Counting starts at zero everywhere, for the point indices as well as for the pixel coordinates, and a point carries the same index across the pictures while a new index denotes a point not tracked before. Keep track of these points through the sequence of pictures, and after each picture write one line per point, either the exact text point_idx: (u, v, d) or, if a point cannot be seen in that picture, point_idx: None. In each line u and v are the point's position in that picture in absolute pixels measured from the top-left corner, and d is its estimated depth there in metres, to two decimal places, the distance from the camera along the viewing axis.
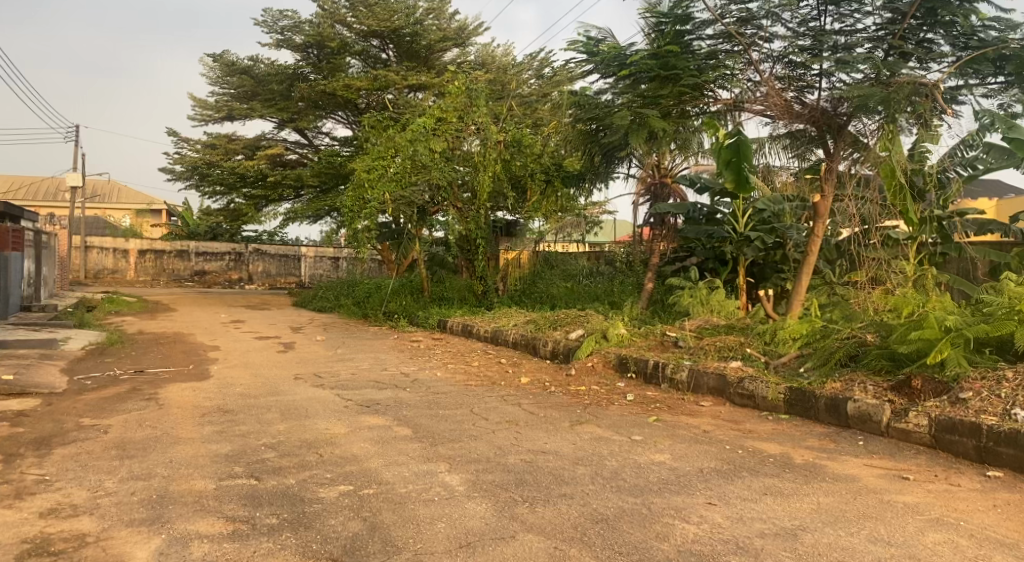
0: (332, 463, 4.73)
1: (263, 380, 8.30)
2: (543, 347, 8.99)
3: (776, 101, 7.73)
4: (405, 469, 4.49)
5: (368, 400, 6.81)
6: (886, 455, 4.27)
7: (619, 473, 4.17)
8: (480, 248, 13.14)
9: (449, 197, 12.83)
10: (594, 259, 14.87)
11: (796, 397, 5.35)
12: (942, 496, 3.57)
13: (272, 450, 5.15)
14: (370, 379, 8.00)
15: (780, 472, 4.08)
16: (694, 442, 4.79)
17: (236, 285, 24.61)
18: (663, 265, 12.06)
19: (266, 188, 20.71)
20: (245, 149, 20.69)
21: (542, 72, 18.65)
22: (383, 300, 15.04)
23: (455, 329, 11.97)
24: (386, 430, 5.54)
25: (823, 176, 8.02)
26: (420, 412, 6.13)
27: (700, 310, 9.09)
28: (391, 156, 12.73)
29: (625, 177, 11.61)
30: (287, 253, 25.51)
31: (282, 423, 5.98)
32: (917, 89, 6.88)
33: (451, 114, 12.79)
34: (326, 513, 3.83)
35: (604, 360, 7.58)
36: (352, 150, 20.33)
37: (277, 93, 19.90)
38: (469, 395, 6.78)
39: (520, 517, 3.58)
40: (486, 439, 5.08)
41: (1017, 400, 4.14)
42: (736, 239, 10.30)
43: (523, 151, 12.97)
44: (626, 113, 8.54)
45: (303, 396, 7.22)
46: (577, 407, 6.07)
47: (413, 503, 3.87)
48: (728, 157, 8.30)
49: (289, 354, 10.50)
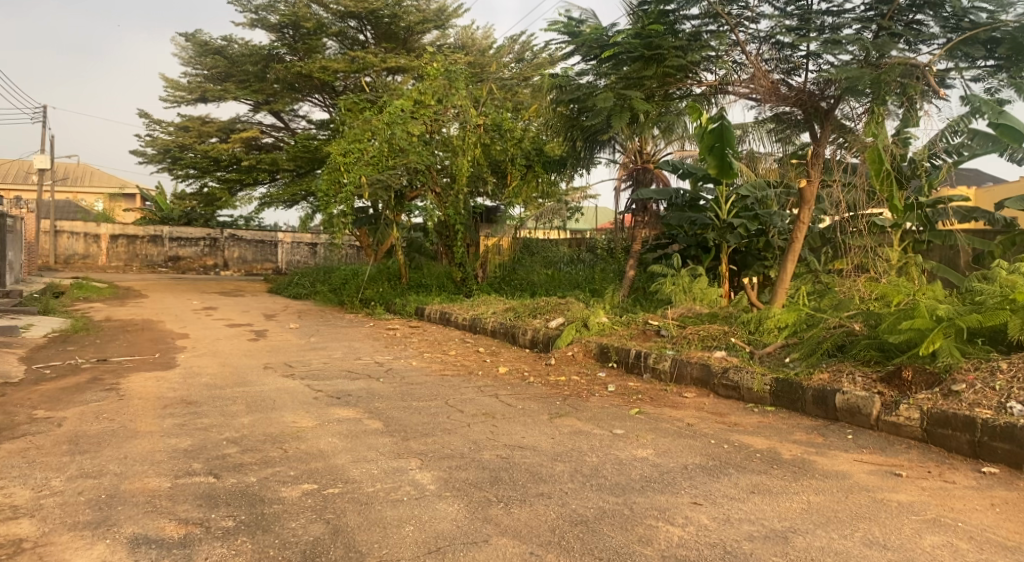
0: (296, 459, 4.47)
1: (231, 370, 7.99)
2: (522, 335, 8.77)
3: (763, 83, 7.55)
4: (374, 466, 4.24)
5: (339, 391, 6.55)
6: (876, 450, 4.09)
7: (599, 470, 3.96)
8: (459, 234, 12.94)
9: (427, 179, 12.60)
10: (575, 246, 14.85)
11: (782, 389, 5.19)
12: (938, 494, 3.38)
13: (235, 445, 4.88)
14: (343, 368, 7.73)
15: (768, 468, 3.88)
16: (677, 436, 4.59)
17: (211, 272, 24.12)
18: (645, 252, 11.91)
19: (240, 172, 20.22)
20: (220, 132, 20.26)
21: (523, 55, 18.35)
22: (360, 287, 14.71)
23: (433, 317, 11.70)
24: (356, 424, 5.28)
25: (809, 161, 7.84)
26: (393, 404, 5.88)
27: (683, 299, 8.92)
28: (367, 139, 12.38)
29: (607, 163, 11.46)
30: (263, 239, 25.06)
31: (247, 416, 5.71)
32: (908, 70, 6.79)
33: (429, 97, 12.41)
34: (286, 514, 3.58)
35: (584, 350, 7.38)
36: (329, 134, 19.90)
37: (251, 75, 19.28)
38: (444, 386, 6.54)
39: (494, 519, 3.35)
40: (461, 433, 4.85)
41: (1013, 393, 3.98)
42: (718, 227, 10.18)
43: (503, 135, 12.64)
44: (609, 95, 8.31)
45: (271, 386, 6.93)
46: (557, 398, 5.85)
47: (380, 504, 3.62)
48: (712, 142, 8.14)
49: (261, 342, 10.18)
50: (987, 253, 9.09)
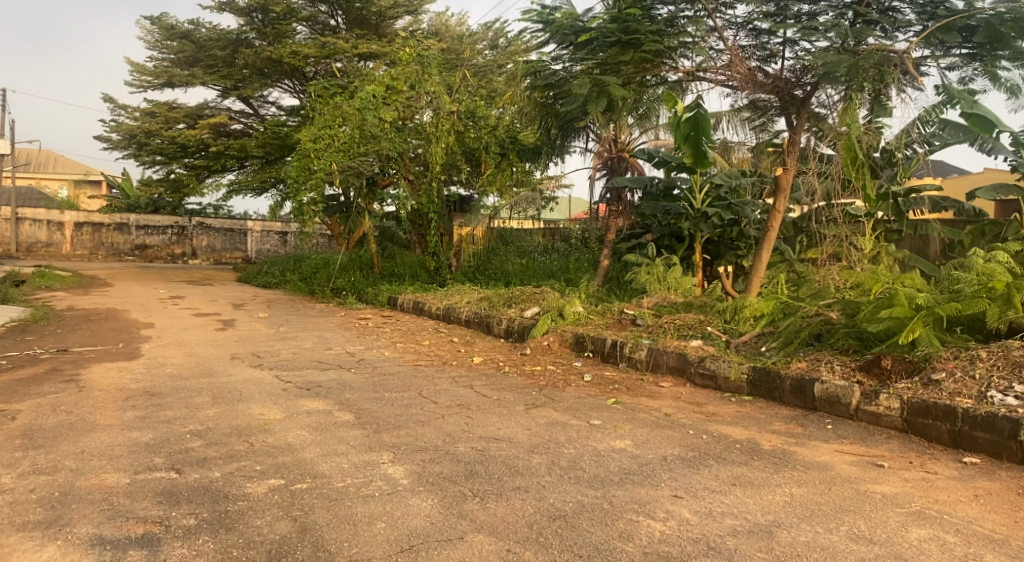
0: (263, 453, 4.30)
1: (197, 360, 7.75)
2: (497, 325, 8.65)
3: (740, 69, 7.47)
4: (344, 460, 4.09)
5: (309, 382, 6.37)
6: (856, 440, 4.04)
7: (577, 462, 3.85)
8: (433, 223, 12.74)
9: (399, 166, 12.35)
10: (549, 235, 14.86)
11: (760, 378, 5.12)
12: (921, 485, 3.33)
13: (199, 439, 4.68)
14: (313, 359, 7.54)
15: (748, 460, 3.80)
16: (655, 427, 4.50)
17: (179, 260, 23.61)
18: (619, 242, 11.83)
19: (209, 158, 19.73)
20: (187, 117, 19.78)
21: (497, 43, 18.17)
22: (331, 276, 14.44)
23: (407, 307, 11.51)
24: (326, 416, 5.12)
25: (786, 149, 7.76)
26: (364, 395, 5.72)
27: (658, 288, 8.85)
28: (338, 125, 12.12)
29: (582, 152, 11.39)
30: (232, 227, 24.57)
31: (213, 408, 5.51)
32: (886, 57, 6.75)
33: (401, 82, 12.13)
34: (251, 512, 3.41)
35: (560, 339, 7.26)
36: (299, 120, 19.51)
37: (219, 59, 18.83)
38: (418, 377, 6.38)
39: (470, 515, 3.23)
40: (435, 425, 4.71)
41: (993, 382, 3.95)
42: (693, 216, 10.11)
43: (477, 123, 12.49)
44: (585, 81, 8.14)
45: (238, 377, 6.73)
46: (533, 388, 5.74)
47: (350, 500, 3.48)
48: (687, 131, 8.39)
49: (229, 332, 9.93)
50: (957, 244, 9.21)
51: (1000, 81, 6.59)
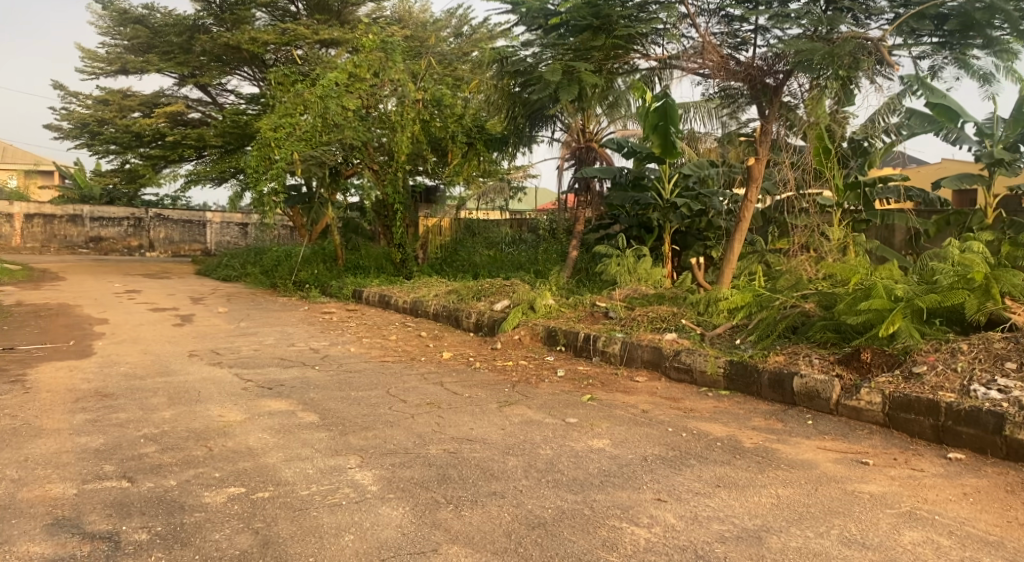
0: (222, 459, 4.05)
1: (153, 358, 7.40)
2: (465, 318, 8.46)
3: (713, 57, 7.34)
4: (309, 466, 3.87)
5: (271, 380, 6.10)
6: (838, 436, 3.95)
7: (555, 464, 3.68)
8: (398, 214, 12.44)
9: (364, 155, 12.03)
10: (516, 226, 14.73)
11: (737, 372, 5.02)
12: (908, 484, 3.24)
13: (153, 443, 4.40)
14: (275, 355, 7.25)
15: (730, 459, 3.68)
16: (634, 425, 4.35)
17: (136, 253, 22.89)
18: (588, 233, 11.74)
19: (165, 148, 19.10)
20: (143, 106, 19.14)
21: (461, 31, 17.94)
22: (293, 268, 14.05)
23: (372, 300, 11.24)
24: (289, 417, 4.88)
25: (758, 139, 7.64)
26: (329, 394, 5.48)
27: (628, 280, 8.73)
28: (299, 113, 11.75)
29: (550, 142, 11.23)
30: (191, 218, 23.86)
31: (168, 410, 5.22)
32: (861, 45, 6.69)
33: (364, 69, 11.78)
34: (209, 524, 3.17)
35: (531, 333, 7.09)
36: (260, 109, 18.97)
37: (175, 45, 18.20)
38: (385, 374, 6.16)
39: (444, 524, 3.05)
40: (404, 426, 4.51)
41: (974, 375, 3.90)
42: (662, 206, 9.97)
43: (443, 110, 12.20)
44: (556, 67, 7.92)
45: (196, 376, 6.42)
46: (506, 385, 5.57)
47: (316, 509, 3.27)
48: (656, 121, 8.30)
49: (187, 328, 9.54)
50: (922, 235, 9.22)
51: (972, 70, 6.62)
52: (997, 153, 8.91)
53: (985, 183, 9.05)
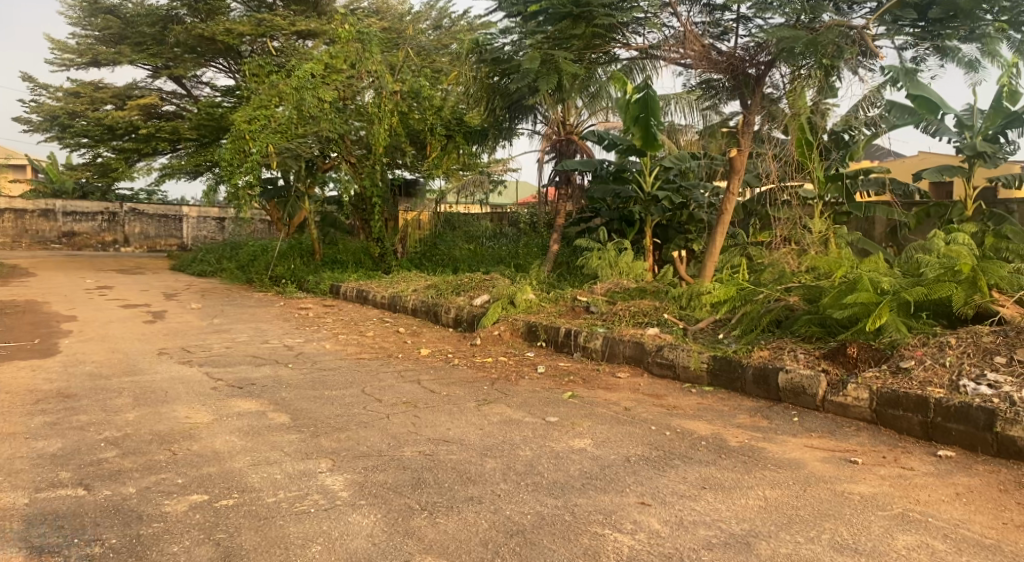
0: (186, 464, 3.86)
1: (120, 357, 7.16)
2: (445, 314, 8.29)
3: (695, 46, 7.22)
4: (277, 471, 3.69)
5: (242, 379, 5.89)
6: (826, 433, 3.85)
7: (535, 466, 3.54)
8: (376, 207, 12.22)
9: (341, 147, 11.78)
10: (497, 220, 14.59)
11: (720, 367, 4.91)
12: (899, 484, 3.13)
13: (115, 448, 4.19)
14: (247, 353, 7.03)
15: (716, 459, 3.56)
16: (615, 424, 4.22)
17: (110, 248, 22.41)
18: (568, 227, 11.64)
19: (138, 141, 18.67)
20: (115, 98, 18.67)
21: (440, 23, 17.69)
22: (269, 263, 13.79)
23: (350, 295, 11.02)
24: (259, 418, 4.69)
25: (741, 131, 7.53)
26: (301, 394, 5.30)
27: (609, 273, 8.61)
28: (274, 105, 11.46)
29: (531, 135, 11.06)
30: (167, 213, 23.38)
31: (133, 411, 5.01)
32: (844, 33, 6.59)
33: (341, 60, 11.52)
34: (168, 536, 2.99)
35: (511, 328, 6.93)
36: (235, 101, 18.59)
37: (148, 36, 17.77)
38: (360, 372, 5.98)
39: (417, 533, 2.89)
40: (379, 427, 4.34)
41: (963, 370, 3.81)
42: (643, 199, 9.87)
43: (421, 103, 11.99)
44: (535, 56, 7.75)
45: (164, 375, 6.19)
46: (485, 382, 5.41)
47: (282, 518, 3.10)
48: (637, 113, 8.27)
49: (159, 325, 9.27)
50: (903, 226, 9.28)
51: (958, 57, 6.57)
52: (979, 144, 8.85)
53: (966, 175, 9.02)
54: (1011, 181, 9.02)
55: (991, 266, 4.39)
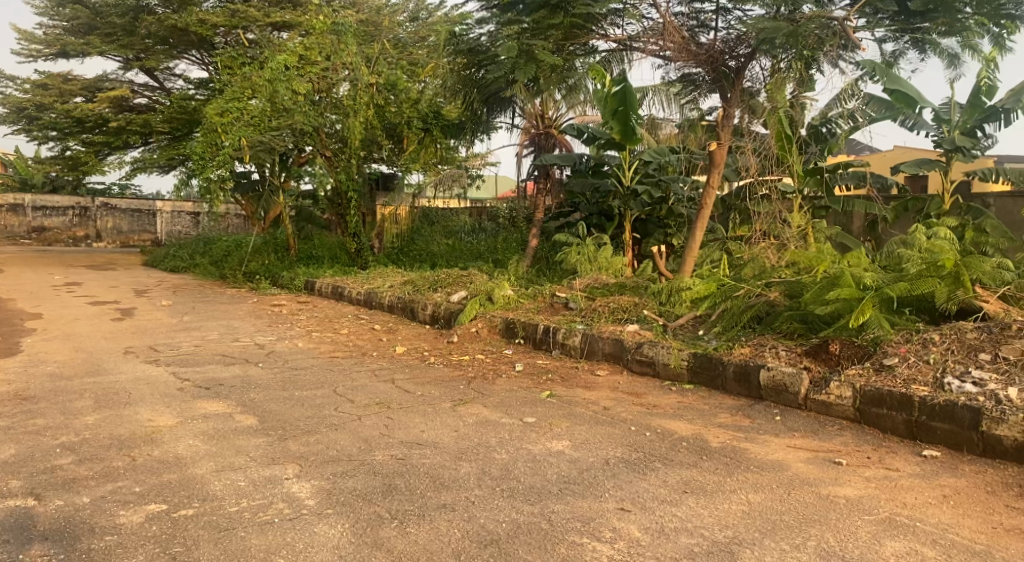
0: (145, 470, 3.67)
1: (85, 356, 6.91)
2: (421, 311, 8.13)
3: (675, 37, 7.11)
4: (241, 478, 3.52)
5: (210, 380, 5.69)
6: (808, 433, 3.76)
7: (511, 471, 3.41)
8: (353, 202, 11.98)
9: (315, 141, 11.45)
10: (475, 214, 14.44)
11: (701, 365, 4.80)
12: (885, 486, 3.04)
13: (71, 454, 3.98)
14: (216, 352, 6.81)
15: (697, 461, 3.45)
16: (594, 424, 4.10)
17: (82, 244, 21.92)
18: (547, 221, 11.50)
19: (108, 134, 18.24)
20: (84, 90, 18.21)
21: (418, 15, 17.43)
22: (243, 259, 13.53)
23: (325, 291, 10.80)
24: (225, 421, 4.51)
25: (720, 124, 7.42)
26: (270, 395, 5.12)
27: (588, 269, 8.47)
28: (247, 97, 11.20)
29: (509, 128, 10.90)
30: (141, 207, 22.72)
31: (93, 414, 4.80)
32: (826, 24, 6.52)
33: (316, 52, 11.30)
34: (121, 550, 2.82)
35: (489, 325, 6.78)
36: (208, 93, 18.20)
37: (118, 27, 17.33)
38: (333, 371, 5.82)
39: (385, 544, 2.75)
40: (350, 429, 4.19)
41: (947, 366, 3.74)
42: (622, 194, 9.69)
43: (398, 95, 11.91)
44: (512, 46, 7.61)
45: (129, 375, 5.98)
46: (461, 381, 5.27)
47: (244, 529, 2.94)
48: (615, 106, 8.09)
49: (127, 323, 8.99)
50: (882, 221, 9.30)
51: (939, 49, 6.53)
52: (957, 138, 8.86)
53: (945, 169, 9.03)
54: (987, 175, 9.03)
55: (975, 261, 4.32)
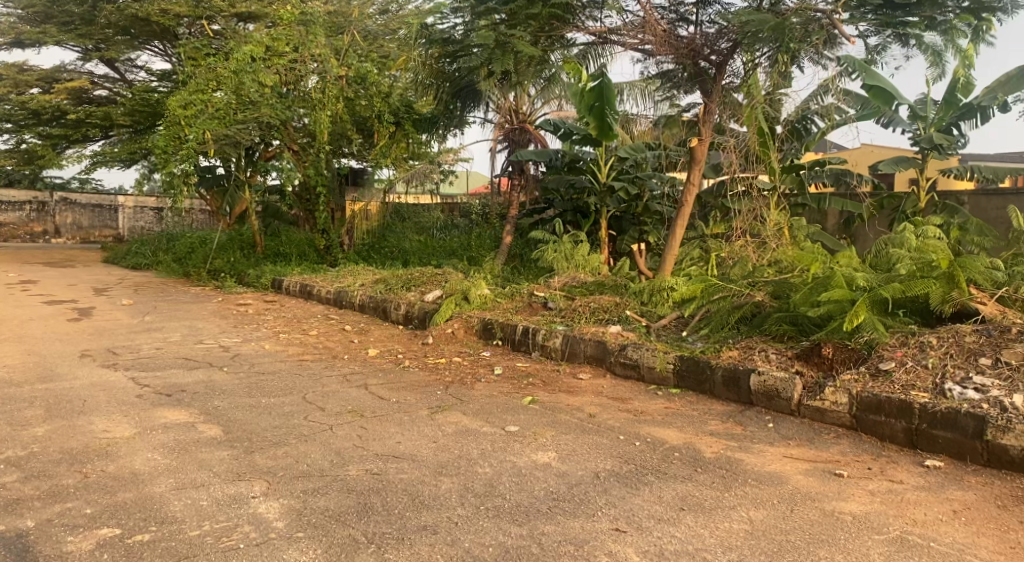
0: (97, 489, 3.36)
1: (37, 359, 6.50)
2: (394, 310, 7.87)
3: (656, 30, 6.92)
4: (203, 496, 3.24)
5: (171, 386, 5.37)
6: (804, 442, 3.60)
7: (496, 487, 3.19)
8: (322, 198, 11.58)
9: (282, 135, 11.06)
10: (447, 210, 14.18)
11: (687, 368, 4.63)
12: (891, 500, 2.89)
13: (16, 470, 3.65)
14: (179, 356, 6.46)
15: (691, 473, 3.27)
16: (581, 433, 3.90)
17: (40, 240, 21.18)
18: (522, 218, 11.29)
19: (66, 127, 17.60)
20: (41, 81, 17.53)
21: (389, 8, 17.05)
22: (208, 256, 13.11)
23: (293, 290, 10.47)
24: (187, 432, 4.21)
25: (701, 121, 7.24)
26: (235, 403, 4.82)
27: (565, 267, 8.26)
28: (211, 90, 10.71)
29: (482, 123, 10.65)
30: (101, 203, 22.07)
31: (43, 425, 4.44)
32: (812, 18, 6.39)
33: (283, 43, 10.86)
34: None
35: (465, 326, 6.55)
36: (171, 86, 17.60)
37: (76, 16, 16.69)
38: (302, 376, 5.53)
39: None
40: (321, 440, 3.94)
41: (947, 372, 3.62)
42: (599, 190, 9.60)
43: (368, 89, 11.57)
44: (488, 36, 7.35)
45: (85, 381, 5.62)
46: (438, 387, 5.03)
47: (206, 558, 2.68)
48: (592, 102, 7.89)
49: (83, 324, 8.56)
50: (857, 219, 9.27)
51: (923, 46, 6.46)
52: (934, 135, 8.83)
53: (921, 167, 9.00)
54: (961, 173, 9.03)
55: (970, 261, 4.20)
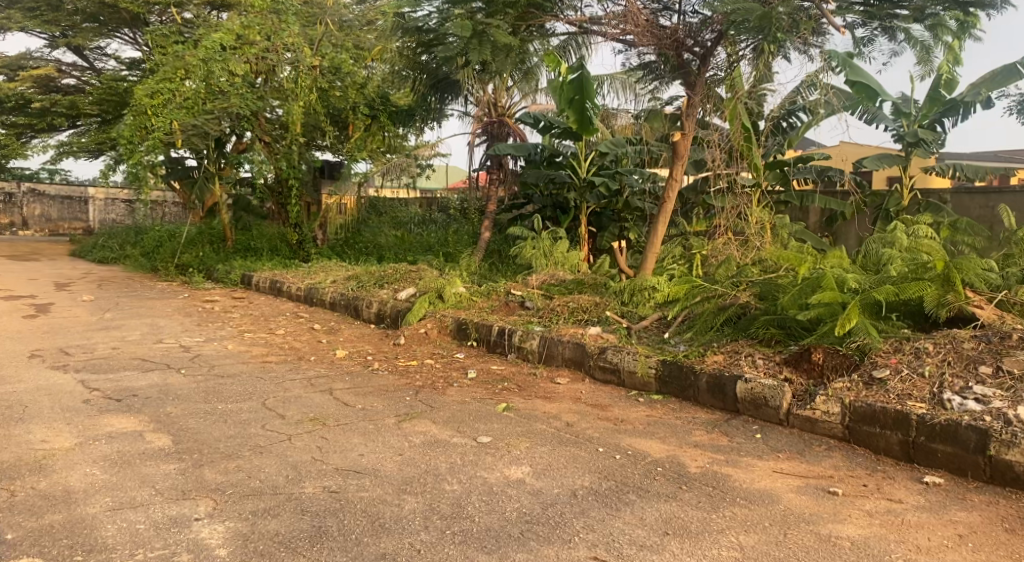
0: (24, 510, 3.03)
1: None
2: (365, 309, 7.57)
3: (638, 20, 6.68)
4: (142, 518, 2.94)
5: (122, 390, 5.03)
6: (795, 455, 3.38)
7: (463, 507, 2.92)
8: (294, 190, 11.23)
9: (254, 126, 10.63)
10: (425, 205, 13.85)
11: (671, 373, 4.39)
12: (890, 523, 2.68)
13: None
14: (135, 357, 6.10)
15: (675, 491, 3.03)
16: (558, 445, 3.65)
17: (5, 232, 20.49)
18: (500, 213, 10.92)
19: (31, 116, 17.01)
20: (5, 68, 16.91)
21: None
22: (175, 250, 12.66)
23: (262, 286, 10.12)
24: (133, 442, 3.90)
25: (685, 113, 6.94)
26: (189, 409, 4.51)
27: (543, 264, 8.01)
28: (179, 78, 10.13)
29: (460, 116, 10.40)
30: (70, 194, 21.39)
31: None
32: (799, 8, 6.15)
33: (254, 31, 10.49)
34: None
35: (439, 326, 6.28)
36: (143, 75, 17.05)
37: (42, 2, 16.15)
38: (264, 379, 5.21)
39: None
40: (278, 452, 3.65)
41: (945, 381, 3.41)
42: (578, 185, 9.45)
43: (344, 79, 11.28)
44: (464, 23, 7.05)
45: (30, 384, 5.25)
46: (407, 392, 4.76)
47: None
48: (571, 95, 7.64)
49: (38, 321, 8.14)
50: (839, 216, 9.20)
51: (912, 39, 6.30)
52: (918, 131, 8.71)
53: (903, 164, 8.91)
54: (944, 170, 8.94)
55: (966, 263, 4.00)
